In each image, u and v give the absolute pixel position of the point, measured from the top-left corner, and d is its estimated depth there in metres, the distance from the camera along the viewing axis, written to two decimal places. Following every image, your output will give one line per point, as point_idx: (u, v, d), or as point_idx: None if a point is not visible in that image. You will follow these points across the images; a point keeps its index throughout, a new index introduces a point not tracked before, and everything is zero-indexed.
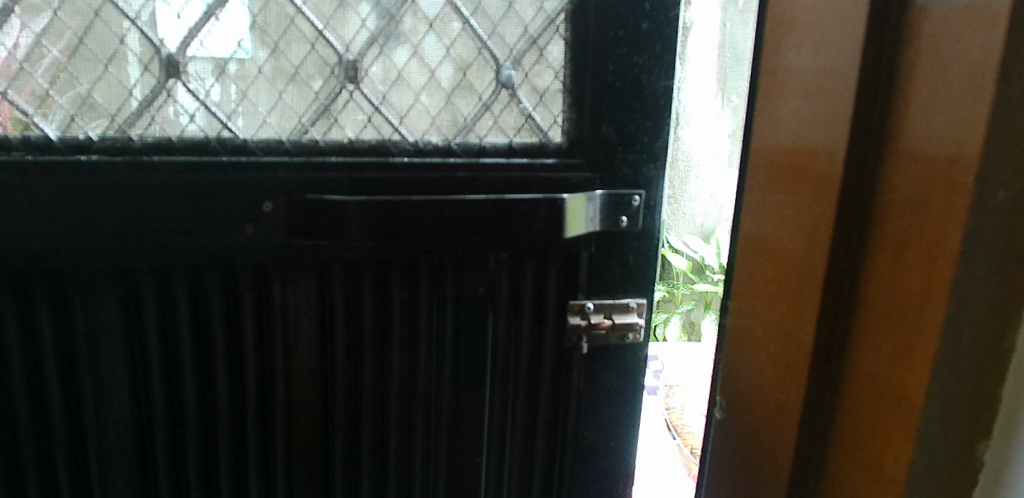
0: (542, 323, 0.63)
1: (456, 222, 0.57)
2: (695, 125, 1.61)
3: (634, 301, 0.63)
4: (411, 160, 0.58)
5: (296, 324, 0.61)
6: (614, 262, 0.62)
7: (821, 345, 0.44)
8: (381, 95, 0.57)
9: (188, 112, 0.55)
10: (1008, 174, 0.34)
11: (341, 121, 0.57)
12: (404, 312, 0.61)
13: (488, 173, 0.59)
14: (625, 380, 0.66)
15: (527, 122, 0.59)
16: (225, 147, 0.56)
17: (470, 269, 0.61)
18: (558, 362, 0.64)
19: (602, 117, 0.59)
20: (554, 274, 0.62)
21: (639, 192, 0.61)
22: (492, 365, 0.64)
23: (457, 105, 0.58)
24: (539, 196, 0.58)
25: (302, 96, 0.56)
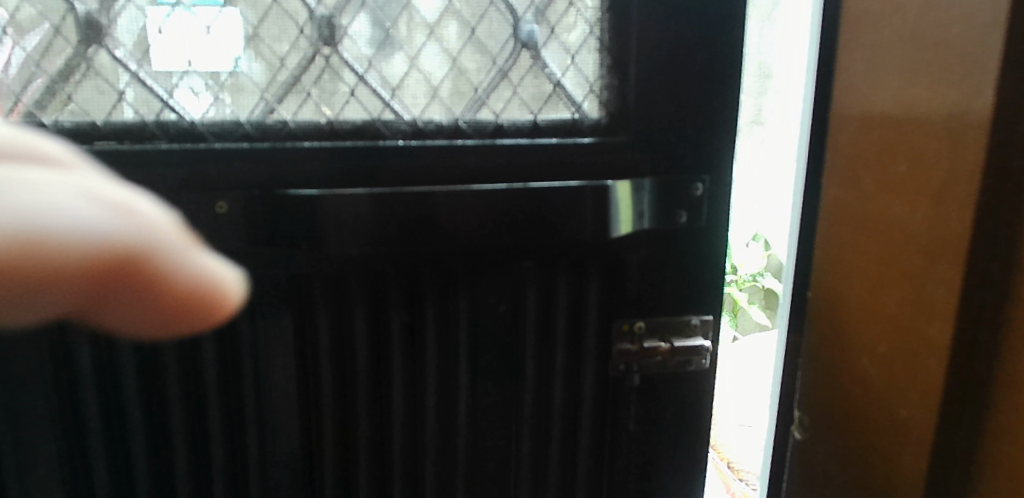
0: (580, 348, 0.50)
1: (471, 223, 0.45)
2: None
3: (697, 317, 0.50)
4: (408, 144, 0.45)
5: (269, 360, 0.47)
6: (670, 268, 0.49)
7: (958, 336, 0.40)
8: (366, 61, 0.44)
9: (115, 89, 0.42)
10: None
11: (316, 96, 0.44)
12: (405, 339, 0.48)
13: (508, 159, 0.46)
14: (685, 416, 0.52)
15: (556, 91, 0.46)
16: (168, 134, 0.43)
17: (490, 284, 0.48)
18: (601, 396, 0.51)
19: (652, 83, 0.46)
20: (595, 285, 0.49)
21: (702, 179, 0.48)
22: (523, 404, 0.51)
23: (466, 71, 0.45)
24: (571, 186, 0.45)
25: (265, 64, 0.43)
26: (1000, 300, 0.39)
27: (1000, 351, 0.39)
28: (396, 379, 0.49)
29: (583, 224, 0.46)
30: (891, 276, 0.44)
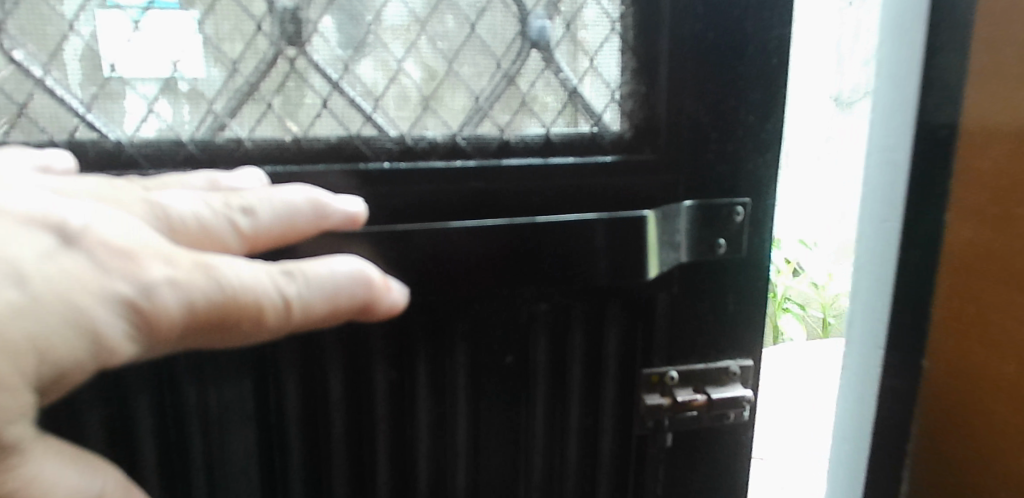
0: (599, 402, 0.43)
1: (480, 266, 0.37)
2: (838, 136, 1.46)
3: (736, 364, 0.43)
4: (396, 166, 0.37)
5: (221, 435, 0.38)
6: (705, 307, 0.42)
7: None
8: (341, 63, 0.36)
9: (13, 100, 0.33)
10: None
11: (279, 109, 0.36)
12: (390, 402, 0.40)
13: (519, 184, 0.38)
14: (716, 476, 0.45)
15: (572, 101, 0.39)
16: (87, 156, 0.34)
17: (497, 334, 0.40)
18: (620, 456, 0.44)
19: (684, 90, 0.38)
20: (616, 330, 0.41)
21: (742, 202, 0.40)
22: (536, 473, 0.43)
23: (465, 76, 0.37)
24: (590, 217, 0.37)
25: (213, 71, 0.35)
26: None
27: None
28: (383, 450, 0.41)
29: (607, 262, 0.38)
30: None
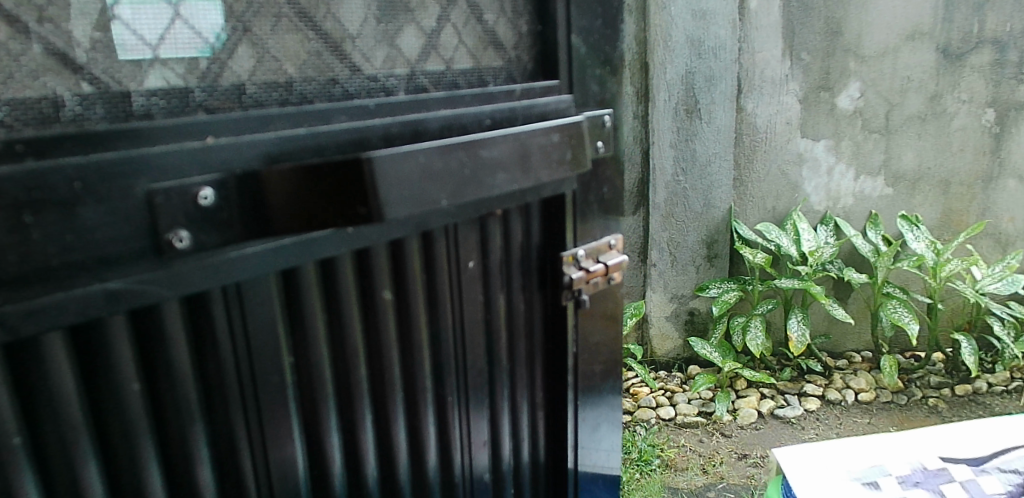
0: (505, 268, 1.10)
1: (476, 159, 0.83)
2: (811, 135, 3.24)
3: (611, 240, 1.23)
4: (375, 103, 0.85)
5: (243, 301, 0.81)
6: (590, 201, 1.16)
7: (606, 330, 1.29)
8: (308, 16, 0.82)
9: (12, 53, 0.64)
10: (599, 308, 1.25)
11: (266, 58, 0.79)
12: (360, 277, 0.92)
13: (473, 112, 0.94)
14: (596, 292, 1.23)
15: (459, 47, 0.98)
16: (97, 105, 0.68)
17: (463, 249, 1.02)
18: (524, 288, 1.14)
19: (533, 47, 1.06)
20: (515, 239, 1.10)
21: (608, 112, 1.12)
22: (477, 302, 1.07)
23: (387, 20, 0.89)
24: (503, 133, 0.87)
25: (208, 22, 0.75)
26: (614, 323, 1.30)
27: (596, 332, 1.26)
28: (360, 330, 0.94)
29: (535, 163, 0.91)
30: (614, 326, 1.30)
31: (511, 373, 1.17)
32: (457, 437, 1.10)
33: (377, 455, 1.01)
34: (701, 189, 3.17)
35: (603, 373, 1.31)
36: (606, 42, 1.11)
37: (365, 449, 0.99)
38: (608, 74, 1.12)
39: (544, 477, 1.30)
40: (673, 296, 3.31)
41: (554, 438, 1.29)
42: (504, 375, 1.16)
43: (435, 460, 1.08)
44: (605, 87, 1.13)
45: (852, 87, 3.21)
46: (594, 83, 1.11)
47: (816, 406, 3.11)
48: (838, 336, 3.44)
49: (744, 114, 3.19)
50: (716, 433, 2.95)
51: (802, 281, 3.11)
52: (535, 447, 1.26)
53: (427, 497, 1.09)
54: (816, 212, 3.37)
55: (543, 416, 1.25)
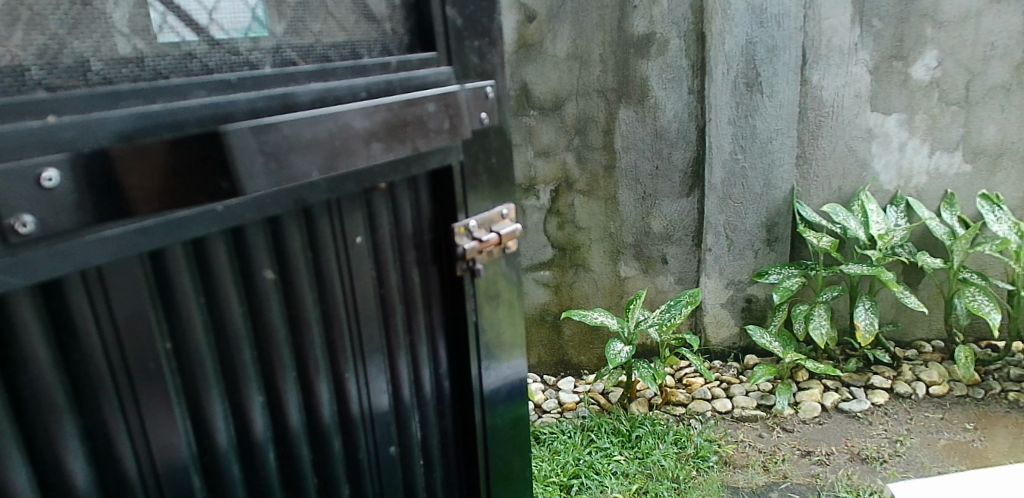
0: (396, 244, 1.23)
1: (349, 129, 0.92)
2: (881, 111, 3.04)
3: (501, 209, 1.38)
4: (232, 78, 0.89)
5: (110, 286, 0.88)
6: (475, 171, 1.30)
7: (498, 294, 1.44)
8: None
9: None
10: (493, 274, 1.41)
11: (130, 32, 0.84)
12: (245, 257, 1.03)
13: (351, 87, 1.00)
14: (489, 261, 1.38)
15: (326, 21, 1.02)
16: None
17: (349, 226, 1.14)
18: (417, 259, 1.28)
19: (410, 19, 1.13)
20: (405, 215, 1.23)
21: (491, 82, 1.24)
22: (371, 277, 1.20)
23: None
24: (370, 105, 0.95)
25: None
26: (506, 288, 1.46)
27: (491, 300, 1.42)
28: (242, 307, 1.04)
29: (420, 138, 1.03)
30: (507, 289, 1.46)
31: (405, 340, 1.30)
32: (356, 400, 1.23)
33: (271, 421, 1.12)
34: (761, 168, 3.03)
35: (499, 333, 1.47)
36: (482, 14, 1.22)
37: (255, 419, 1.09)
38: (487, 47, 1.24)
39: (450, 429, 1.46)
40: (729, 282, 3.17)
41: (459, 396, 1.45)
42: (399, 341, 1.29)
43: (333, 422, 1.21)
44: (486, 60, 1.24)
45: (930, 57, 2.98)
46: (474, 55, 1.22)
47: (884, 399, 2.94)
48: (906, 325, 3.23)
49: (808, 86, 3.00)
50: (777, 429, 2.85)
51: (873, 268, 2.91)
52: (438, 404, 1.42)
53: (327, 453, 1.22)
54: (885, 193, 3.15)
55: (447, 375, 1.42)
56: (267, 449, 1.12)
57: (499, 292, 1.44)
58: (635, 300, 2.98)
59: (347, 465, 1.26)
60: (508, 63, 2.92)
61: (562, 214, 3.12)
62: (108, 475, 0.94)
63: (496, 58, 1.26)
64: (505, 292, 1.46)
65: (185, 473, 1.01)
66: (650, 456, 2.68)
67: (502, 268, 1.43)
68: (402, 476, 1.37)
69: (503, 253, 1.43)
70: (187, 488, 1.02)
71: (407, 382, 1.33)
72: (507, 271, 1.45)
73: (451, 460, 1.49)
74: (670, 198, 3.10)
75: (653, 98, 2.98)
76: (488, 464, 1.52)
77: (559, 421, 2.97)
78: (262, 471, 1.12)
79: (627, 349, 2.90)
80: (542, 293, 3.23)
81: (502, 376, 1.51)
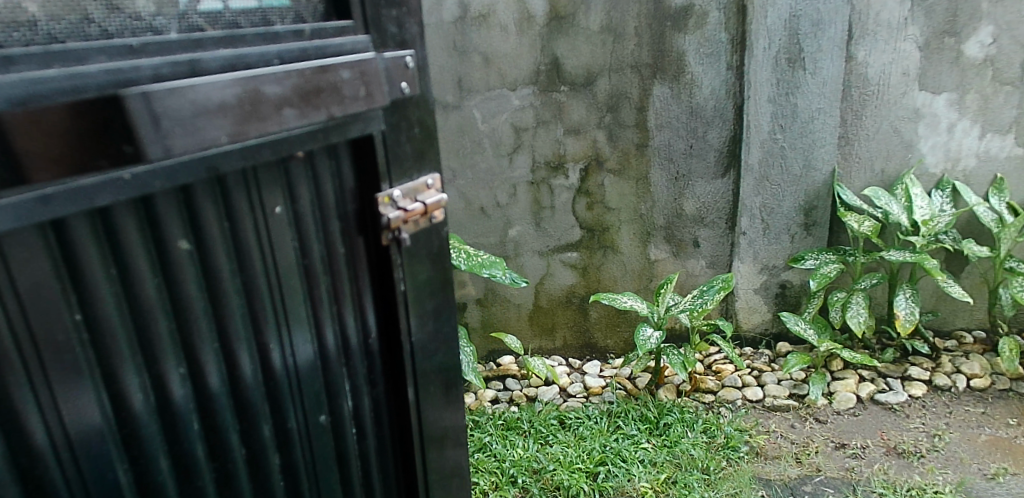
0: (320, 216, 1.17)
1: (259, 95, 0.89)
2: (930, 89, 2.88)
3: (429, 179, 1.30)
4: (134, 43, 0.86)
5: (12, 254, 0.86)
6: (402, 139, 1.22)
7: (430, 269, 1.38)
8: None
9: None
10: (422, 249, 1.33)
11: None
12: (153, 228, 0.98)
13: (260, 55, 0.96)
14: (421, 233, 1.32)
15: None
16: None
17: (266, 195, 1.09)
18: (344, 232, 1.22)
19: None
20: (326, 186, 1.17)
21: (410, 52, 1.18)
22: (293, 250, 1.16)
23: None
24: (281, 71, 0.92)
25: None
26: (439, 262, 1.40)
27: (423, 274, 1.36)
28: (156, 278, 1.01)
29: (333, 108, 1.00)
30: (440, 263, 1.40)
31: (332, 315, 1.25)
32: (281, 373, 1.21)
33: (193, 393, 1.10)
34: (802, 148, 2.91)
35: (433, 306, 1.41)
36: None
37: (174, 392, 1.07)
38: (406, 16, 1.18)
39: (385, 404, 1.42)
40: (763, 267, 3.08)
41: (393, 372, 1.40)
42: (325, 315, 1.24)
43: (257, 394, 1.18)
44: (405, 29, 1.18)
45: (986, 31, 2.81)
46: (392, 24, 1.16)
47: (922, 392, 2.85)
48: (946, 314, 3.12)
49: (853, 63, 2.85)
50: (810, 420, 2.77)
51: (916, 255, 2.79)
52: (371, 379, 1.38)
53: (252, 426, 1.20)
54: (930, 176, 3.01)
55: (380, 350, 1.37)
56: (190, 420, 1.10)
57: (432, 266, 1.38)
58: (666, 285, 2.89)
59: (275, 437, 1.24)
60: (540, 36, 2.77)
61: (592, 194, 3.02)
62: (16, 444, 0.92)
63: (416, 27, 1.20)
64: (439, 266, 1.40)
65: (99, 440, 1.00)
66: (679, 444, 2.60)
67: (435, 241, 1.36)
68: (334, 446, 1.35)
69: (433, 228, 1.35)
70: (102, 456, 1.01)
71: (336, 356, 1.29)
72: (439, 247, 1.38)
73: (387, 435, 1.45)
74: (704, 179, 2.99)
75: (690, 74, 2.85)
76: (423, 440, 1.48)
77: (585, 406, 2.91)
78: (184, 442, 1.11)
79: (657, 335, 2.81)
80: (568, 275, 3.15)
81: (438, 350, 1.46)
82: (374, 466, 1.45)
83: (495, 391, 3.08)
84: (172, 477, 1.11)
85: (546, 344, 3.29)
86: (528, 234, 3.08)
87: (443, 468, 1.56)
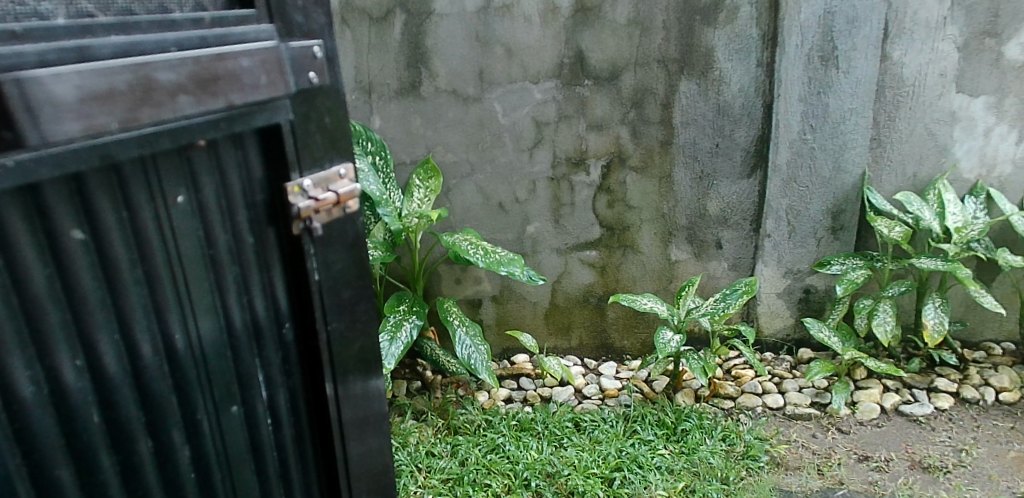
0: (224, 204, 1.18)
1: (152, 82, 0.92)
2: (969, 91, 2.77)
3: (342, 169, 1.31)
4: (19, 29, 0.85)
5: None
6: (311, 129, 1.23)
7: (348, 258, 1.39)
8: None
9: None
10: (337, 239, 1.34)
11: None
12: (46, 217, 0.97)
13: (155, 41, 0.96)
14: (336, 223, 1.33)
15: None
16: None
17: (166, 183, 1.09)
18: (251, 222, 1.23)
19: None
20: (229, 176, 1.17)
21: (318, 41, 1.19)
22: (197, 239, 1.16)
23: None
24: (171, 59, 0.94)
25: None
26: (357, 251, 1.41)
27: (339, 264, 1.37)
28: (47, 269, 0.99)
29: (231, 96, 1.02)
30: (359, 253, 1.41)
31: (241, 304, 1.26)
32: (187, 363, 1.20)
33: (91, 383, 1.08)
34: (831, 150, 2.82)
35: (352, 295, 1.43)
36: None
37: (70, 385, 1.06)
38: (312, 5, 1.19)
39: (300, 393, 1.44)
40: (787, 271, 3.01)
41: (310, 361, 1.42)
42: (235, 304, 1.25)
43: (162, 385, 1.17)
44: (312, 19, 1.19)
45: None
46: (299, 14, 1.17)
47: (948, 404, 2.77)
48: (975, 323, 3.03)
49: (888, 62, 2.74)
50: (832, 429, 2.69)
51: (948, 263, 2.70)
52: (285, 368, 1.39)
53: (160, 417, 1.19)
54: (964, 182, 2.92)
55: (294, 339, 1.38)
56: (88, 409, 1.09)
57: (349, 256, 1.39)
58: (688, 287, 2.81)
59: (184, 428, 1.23)
60: (565, 27, 2.68)
61: (613, 191, 2.94)
62: None
63: (323, 17, 1.21)
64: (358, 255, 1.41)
65: None
66: (697, 452, 2.53)
67: (352, 231, 1.37)
68: (247, 435, 1.36)
69: (349, 218, 1.36)
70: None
71: (245, 346, 1.29)
72: (355, 237, 1.39)
73: (304, 424, 1.47)
74: (729, 179, 2.89)
75: (718, 70, 2.75)
76: (342, 429, 1.50)
77: (600, 408, 2.84)
78: (81, 432, 1.09)
79: (677, 338, 2.73)
80: (586, 274, 3.09)
81: (359, 341, 1.48)
82: (291, 455, 1.47)
83: (508, 390, 3.02)
84: (69, 467, 1.09)
85: (561, 343, 3.23)
86: (546, 232, 3.01)
87: (364, 457, 1.58)
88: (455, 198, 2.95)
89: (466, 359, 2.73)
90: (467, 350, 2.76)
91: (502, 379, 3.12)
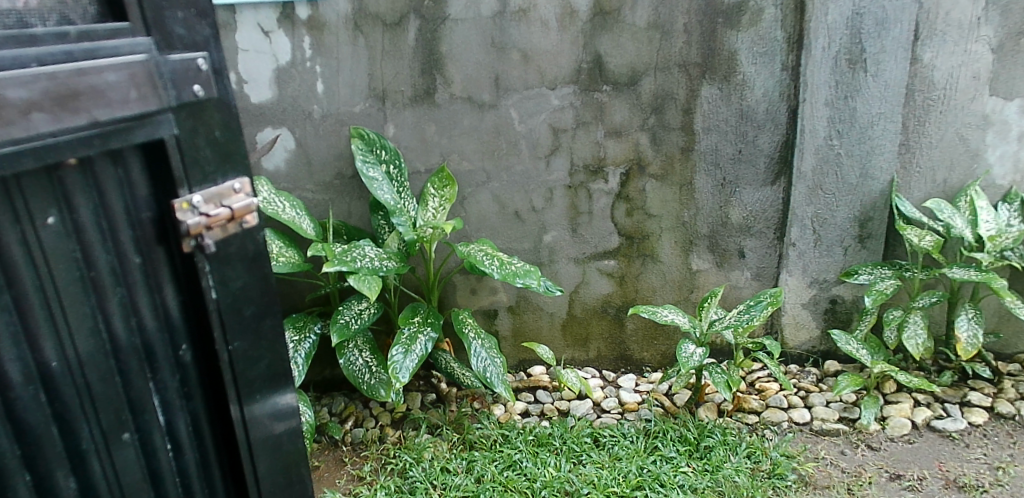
0: (105, 224, 1.21)
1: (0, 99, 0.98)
2: (1003, 94, 2.66)
3: (237, 184, 1.37)
4: None
5: None
6: (199, 144, 1.28)
7: (249, 273, 1.44)
8: None
9: None
10: (236, 254, 1.39)
11: None
12: None
13: (10, 58, 1.01)
14: (232, 237, 1.37)
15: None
16: None
17: (34, 207, 1.12)
18: (136, 242, 1.26)
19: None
20: (109, 196, 1.21)
21: (204, 55, 1.26)
22: (76, 260, 1.19)
23: None
24: (24, 76, 1.01)
25: None
26: (260, 265, 1.46)
27: (240, 277, 1.42)
28: None
29: (93, 114, 1.09)
30: (261, 266, 1.46)
31: (130, 323, 1.29)
32: (64, 387, 1.22)
33: None
34: (860, 157, 2.73)
35: (254, 311, 1.47)
36: None
37: None
38: (194, 18, 1.24)
39: (202, 413, 1.46)
40: (813, 280, 2.93)
41: (212, 381, 1.45)
42: (122, 324, 1.28)
43: (38, 415, 1.20)
44: (195, 31, 1.24)
45: None
46: (179, 26, 1.22)
47: (983, 419, 2.67)
48: (1009, 336, 2.93)
49: (918, 65, 2.65)
50: (862, 446, 2.60)
51: (983, 274, 2.59)
52: (184, 389, 1.42)
53: (36, 441, 1.21)
54: (997, 188, 2.81)
55: (192, 359, 1.41)
56: None
57: (250, 269, 1.44)
58: (710, 298, 2.72)
59: (66, 452, 1.25)
60: (583, 32, 2.61)
61: (632, 199, 2.86)
62: None
63: (207, 29, 1.27)
64: (261, 268, 1.46)
65: None
66: (722, 470, 2.44)
67: (253, 242, 1.43)
68: (142, 463, 1.37)
69: (249, 232, 1.41)
70: None
71: (135, 368, 1.32)
72: (257, 250, 1.44)
73: (208, 446, 1.49)
74: (752, 186, 2.80)
75: (741, 73, 2.66)
76: (250, 446, 1.53)
77: (620, 423, 2.76)
78: None
79: (699, 351, 2.64)
80: (604, 283, 3.01)
81: (264, 356, 1.52)
82: (195, 479, 1.49)
83: (525, 404, 2.95)
84: None
85: (580, 355, 3.15)
86: (563, 241, 2.93)
87: (276, 471, 1.61)
88: (470, 207, 2.87)
89: (481, 372, 2.64)
90: (482, 363, 2.67)
91: (518, 392, 3.05)
